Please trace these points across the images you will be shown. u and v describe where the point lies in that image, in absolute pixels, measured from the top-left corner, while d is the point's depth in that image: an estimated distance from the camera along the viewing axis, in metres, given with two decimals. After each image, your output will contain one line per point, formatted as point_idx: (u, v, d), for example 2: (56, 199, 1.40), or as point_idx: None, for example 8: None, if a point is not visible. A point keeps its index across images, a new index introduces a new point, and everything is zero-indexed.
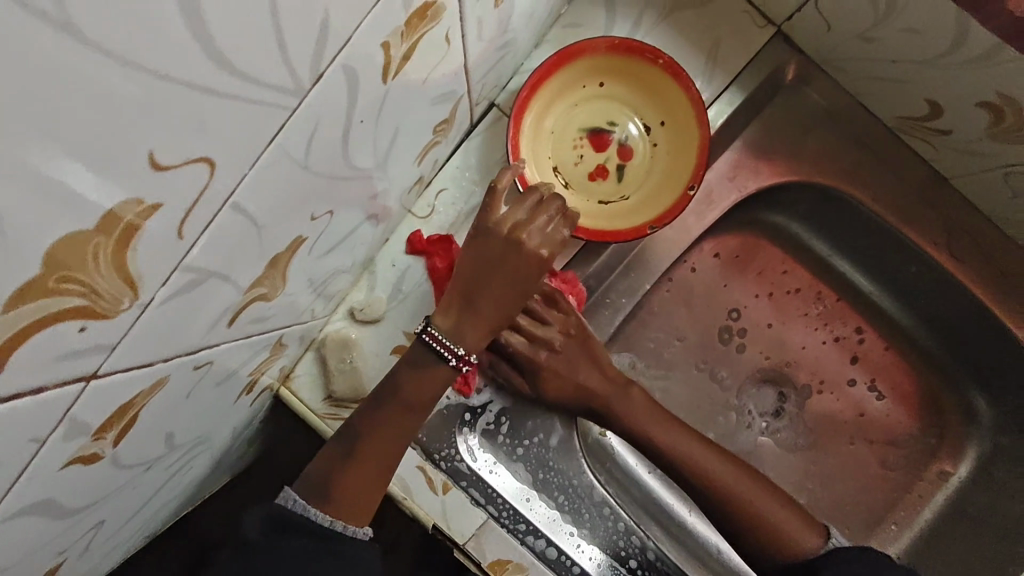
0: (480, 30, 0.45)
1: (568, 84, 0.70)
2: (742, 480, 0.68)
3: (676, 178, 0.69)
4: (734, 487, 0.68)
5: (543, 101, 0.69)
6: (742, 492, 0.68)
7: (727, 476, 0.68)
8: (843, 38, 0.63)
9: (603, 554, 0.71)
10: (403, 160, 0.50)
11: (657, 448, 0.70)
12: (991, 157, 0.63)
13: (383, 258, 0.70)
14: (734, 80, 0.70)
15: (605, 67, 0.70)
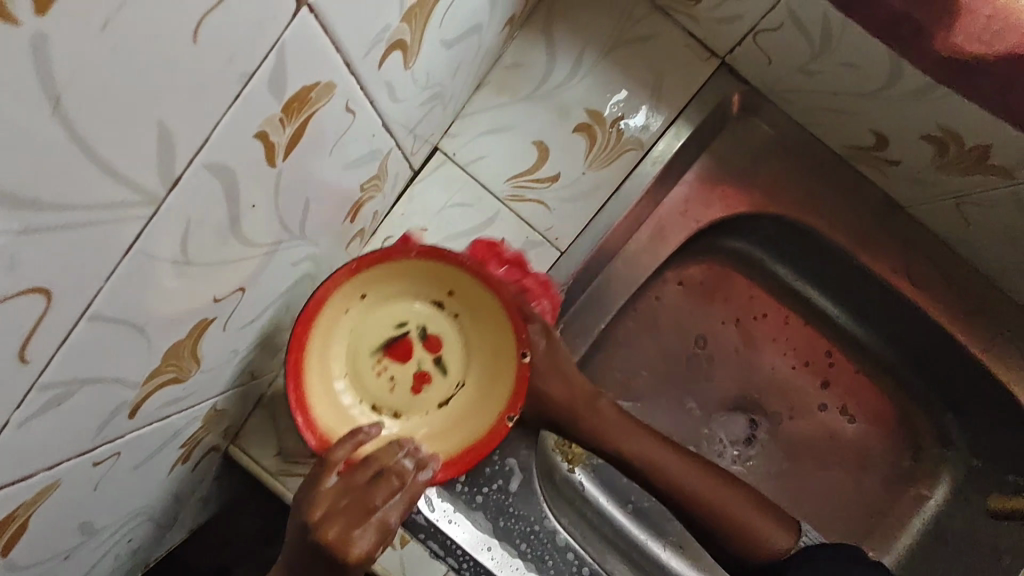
0: (393, 91, 0.44)
1: (334, 330, 0.61)
2: (717, 488, 0.70)
3: (503, 366, 0.63)
4: (708, 495, 0.70)
5: (319, 346, 0.60)
6: (712, 497, 0.70)
7: (705, 485, 0.70)
8: (784, 71, 0.62)
9: None
10: (326, 222, 0.48)
11: (637, 460, 0.70)
12: (939, 187, 0.61)
13: None
14: (681, 113, 0.69)
15: (365, 279, 0.61)
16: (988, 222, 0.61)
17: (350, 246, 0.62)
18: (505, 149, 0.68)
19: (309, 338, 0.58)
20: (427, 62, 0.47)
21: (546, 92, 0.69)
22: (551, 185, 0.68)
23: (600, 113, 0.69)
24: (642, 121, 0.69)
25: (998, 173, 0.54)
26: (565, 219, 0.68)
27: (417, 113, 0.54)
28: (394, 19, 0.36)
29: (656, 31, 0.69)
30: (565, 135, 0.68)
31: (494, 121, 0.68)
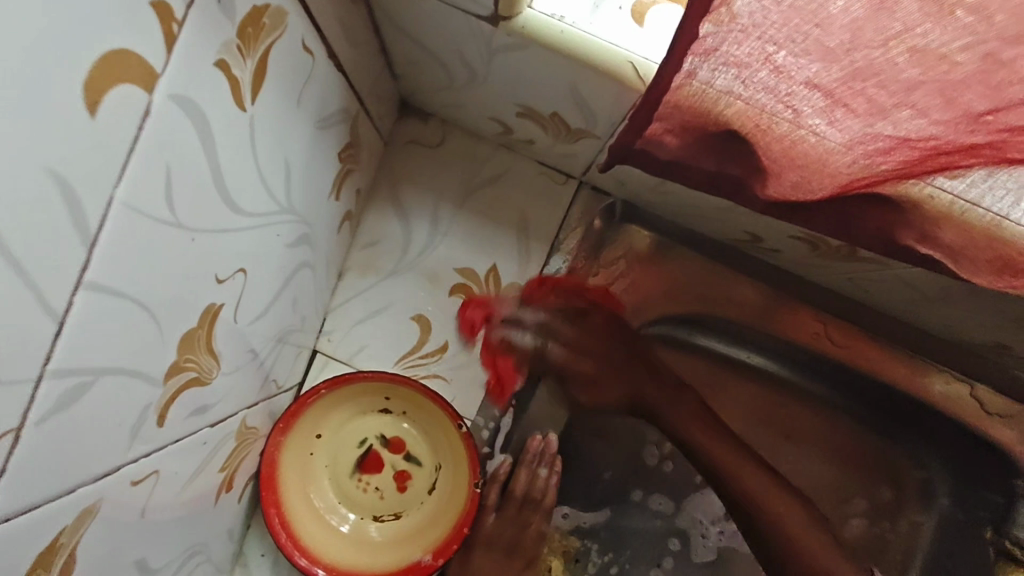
0: (207, 403, 0.40)
1: (307, 480, 0.62)
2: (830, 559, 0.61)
3: (453, 437, 0.63)
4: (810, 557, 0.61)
5: (299, 501, 0.61)
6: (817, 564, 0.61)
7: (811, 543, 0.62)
8: (637, 190, 0.60)
9: None
10: (184, 533, 0.44)
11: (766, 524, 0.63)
12: (824, 268, 0.59)
13: (253, 546, 0.63)
14: (556, 242, 0.67)
15: (307, 425, 0.62)
16: (883, 291, 0.59)
17: (243, 494, 0.58)
18: (385, 333, 0.65)
19: (286, 505, 0.60)
20: (242, 345, 0.43)
21: (411, 262, 0.66)
22: (441, 356, 0.65)
23: (473, 269, 0.66)
24: (517, 263, 0.66)
25: (872, 263, 0.52)
26: (466, 385, 0.65)
27: (263, 368, 0.50)
28: (158, 390, 0.32)
29: (503, 169, 0.66)
30: (442, 301, 0.65)
31: (368, 306, 0.65)
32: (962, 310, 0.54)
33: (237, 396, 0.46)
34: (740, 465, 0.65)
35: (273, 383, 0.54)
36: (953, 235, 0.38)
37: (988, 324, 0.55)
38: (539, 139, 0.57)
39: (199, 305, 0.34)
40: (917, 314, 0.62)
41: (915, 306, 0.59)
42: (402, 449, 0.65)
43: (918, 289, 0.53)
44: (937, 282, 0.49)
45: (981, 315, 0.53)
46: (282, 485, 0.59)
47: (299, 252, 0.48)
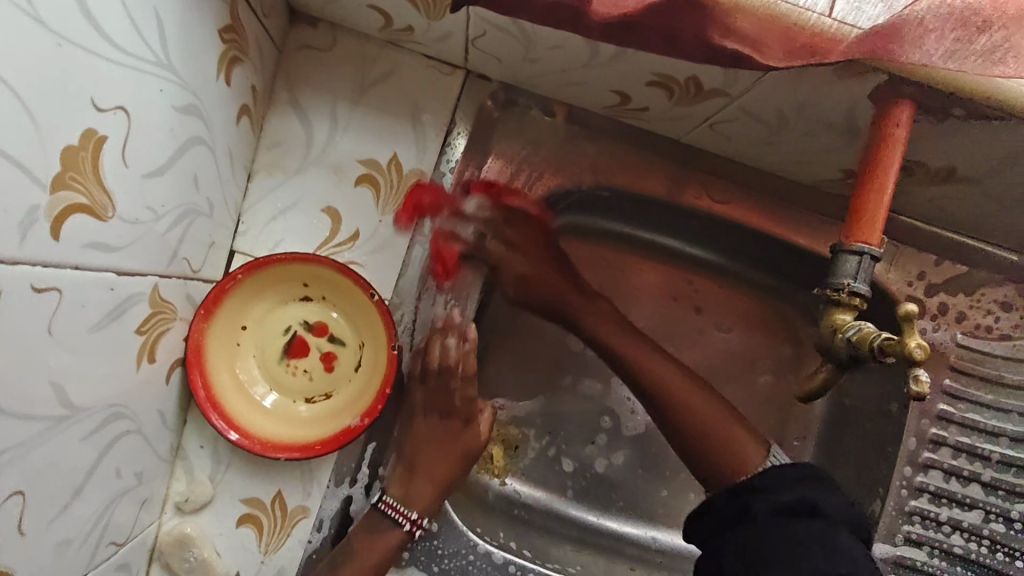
0: (108, 244, 0.44)
1: (236, 367, 0.66)
2: (716, 409, 0.68)
3: (370, 312, 0.67)
4: (717, 434, 0.66)
5: (231, 384, 0.65)
6: (705, 419, 0.67)
7: (712, 412, 0.68)
8: (512, 65, 0.65)
9: None
10: (105, 380, 0.49)
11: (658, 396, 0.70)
12: (686, 117, 0.66)
13: (190, 440, 0.67)
14: (451, 128, 0.72)
15: (230, 314, 0.65)
16: (738, 132, 0.66)
17: (172, 378, 0.61)
18: (298, 227, 0.69)
19: (217, 387, 0.64)
20: (138, 197, 0.47)
21: (316, 157, 0.69)
22: (353, 244, 0.69)
23: (376, 160, 0.70)
24: (416, 150, 0.71)
25: (717, 94, 0.58)
26: (380, 268, 0.70)
27: (169, 238, 0.54)
28: (43, 195, 0.37)
29: (394, 64, 0.70)
30: (349, 191, 0.70)
31: (278, 204, 0.69)
32: (804, 133, 0.61)
33: (143, 254, 0.49)
34: (690, 398, 0.69)
35: (186, 263, 0.58)
36: (747, 22, 0.44)
37: (829, 146, 0.63)
38: (413, 20, 0.62)
39: (77, 125, 0.38)
40: (778, 155, 0.69)
41: (772, 144, 0.66)
42: (325, 332, 0.69)
43: (764, 118, 0.60)
44: (772, 100, 0.56)
45: (817, 133, 0.60)
46: (210, 369, 0.63)
47: (189, 123, 0.52)
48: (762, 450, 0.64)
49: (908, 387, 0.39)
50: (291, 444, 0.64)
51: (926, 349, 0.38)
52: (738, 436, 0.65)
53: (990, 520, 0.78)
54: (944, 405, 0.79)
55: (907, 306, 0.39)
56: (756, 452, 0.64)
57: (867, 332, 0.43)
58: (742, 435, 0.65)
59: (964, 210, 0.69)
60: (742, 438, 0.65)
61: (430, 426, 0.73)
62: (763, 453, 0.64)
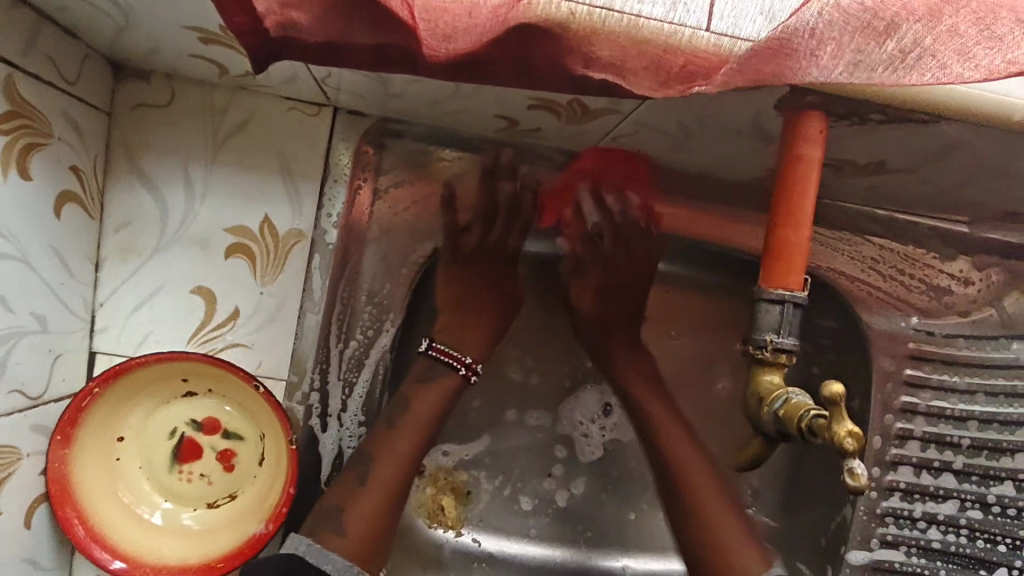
0: None
1: (118, 486, 0.58)
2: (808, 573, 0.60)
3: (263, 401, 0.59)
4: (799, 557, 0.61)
5: (114, 507, 0.57)
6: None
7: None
8: (378, 100, 0.56)
9: None
10: None
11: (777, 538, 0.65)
12: (585, 134, 0.57)
13: (82, 571, 0.59)
14: (328, 175, 0.62)
15: (99, 430, 0.57)
16: (645, 143, 0.58)
17: (34, 519, 0.53)
18: (167, 314, 0.60)
19: (94, 516, 0.56)
20: None
21: (176, 232, 0.60)
22: (235, 323, 0.61)
23: (246, 225, 0.61)
24: (291, 207, 0.62)
25: (610, 113, 0.50)
26: (270, 345, 0.62)
27: None
28: None
29: (251, 111, 0.61)
30: (221, 265, 0.61)
31: (140, 290, 0.60)
32: (717, 141, 0.53)
33: None
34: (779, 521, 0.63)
35: (17, 393, 0.49)
36: (609, 49, 0.36)
37: (747, 150, 0.55)
38: (248, 66, 0.52)
39: None
40: (699, 159, 0.61)
41: (684, 152, 0.59)
42: (219, 428, 0.61)
43: (668, 131, 0.53)
44: (671, 115, 0.48)
45: (731, 140, 0.53)
46: (82, 497, 0.55)
47: None
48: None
49: (845, 480, 0.33)
50: (191, 565, 0.57)
51: (861, 435, 0.32)
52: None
53: (966, 508, 0.72)
54: (907, 397, 0.73)
55: (834, 383, 0.33)
56: None
57: (796, 405, 0.37)
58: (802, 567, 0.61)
59: (905, 194, 0.63)
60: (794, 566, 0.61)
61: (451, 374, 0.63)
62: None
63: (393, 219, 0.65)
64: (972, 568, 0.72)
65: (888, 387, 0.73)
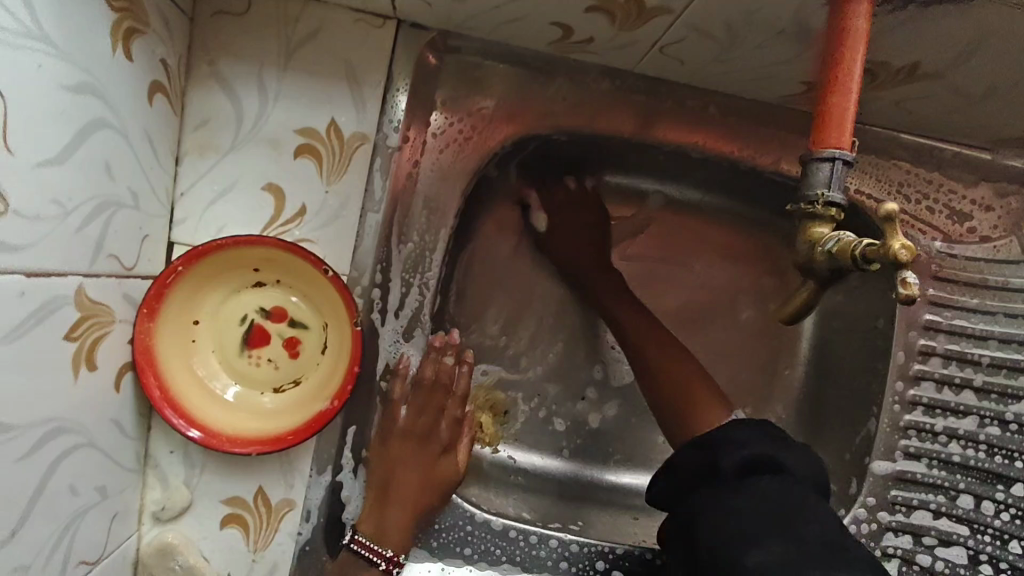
0: (5, 242, 0.40)
1: (195, 365, 0.63)
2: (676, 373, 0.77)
3: (329, 290, 0.63)
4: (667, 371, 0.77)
5: (190, 382, 0.62)
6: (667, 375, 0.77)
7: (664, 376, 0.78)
8: (443, 7, 0.60)
9: None
10: (41, 393, 0.45)
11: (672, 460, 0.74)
12: (634, 44, 0.61)
13: (158, 446, 0.64)
14: (389, 85, 0.66)
15: (179, 310, 0.61)
16: (690, 53, 0.62)
17: (123, 384, 0.57)
18: (240, 208, 0.64)
19: (174, 388, 0.60)
20: (36, 189, 0.42)
21: (249, 132, 0.64)
22: (302, 220, 0.65)
23: (313, 129, 0.65)
24: (355, 113, 0.66)
25: (665, 12, 0.54)
26: (334, 241, 0.66)
27: (88, 234, 0.49)
28: None
29: (320, 21, 0.65)
30: (290, 165, 0.65)
31: (215, 186, 0.64)
32: (759, 45, 0.57)
33: (58, 252, 0.45)
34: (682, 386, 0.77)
35: (115, 260, 0.54)
36: None
37: (786, 58, 0.59)
38: None
39: None
40: (739, 75, 0.65)
41: (726, 63, 0.62)
42: (285, 317, 0.65)
43: (716, 35, 0.57)
44: (721, 10, 0.52)
45: (776, 43, 0.57)
46: (164, 368, 0.60)
47: (86, 104, 0.47)
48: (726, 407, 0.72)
49: (897, 292, 0.37)
50: (264, 436, 0.61)
51: (912, 248, 0.36)
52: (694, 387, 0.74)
53: (986, 424, 0.76)
54: (930, 315, 0.77)
55: (888, 204, 0.37)
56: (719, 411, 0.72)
57: (846, 241, 0.41)
58: (708, 400, 0.73)
59: (932, 112, 0.66)
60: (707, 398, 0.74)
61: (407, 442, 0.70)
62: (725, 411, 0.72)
63: (450, 132, 0.70)
64: (990, 481, 0.76)
65: (912, 306, 0.77)
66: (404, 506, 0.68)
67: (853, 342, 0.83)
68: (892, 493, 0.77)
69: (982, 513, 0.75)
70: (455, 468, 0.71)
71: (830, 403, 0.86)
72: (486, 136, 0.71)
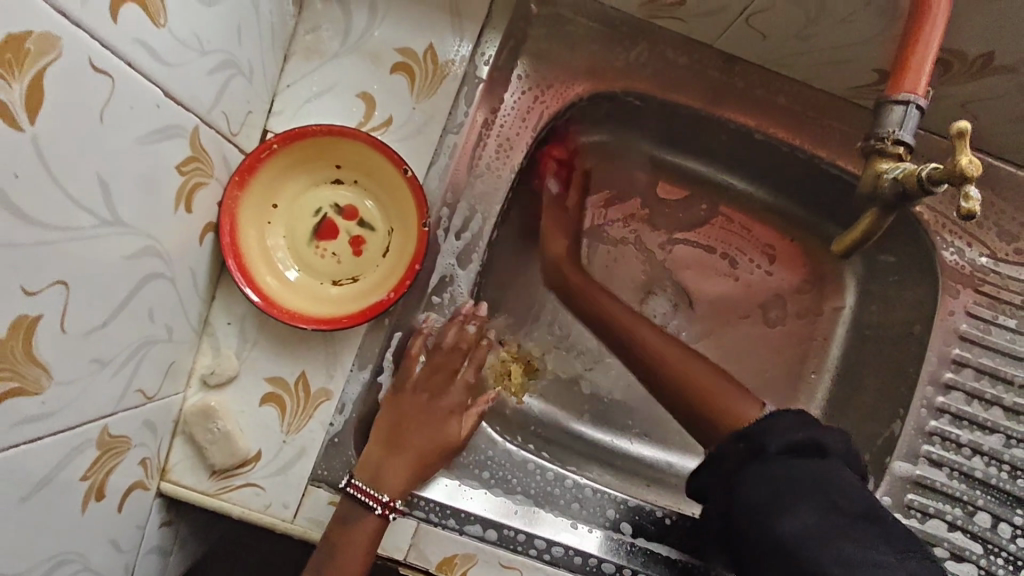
0: (158, 55, 0.45)
1: (267, 245, 0.66)
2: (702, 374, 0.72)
3: (403, 193, 0.67)
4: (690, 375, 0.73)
5: (260, 257, 0.65)
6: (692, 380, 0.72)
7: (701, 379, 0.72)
8: None
9: (596, 531, 0.72)
10: (149, 207, 0.49)
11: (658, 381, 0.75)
12: (723, 10, 0.66)
13: (218, 315, 0.67)
14: (487, 23, 0.71)
15: (264, 189, 0.65)
16: (776, 24, 0.66)
17: (205, 241, 0.61)
18: (332, 109, 0.69)
19: (246, 256, 0.64)
20: (187, 18, 0.47)
21: (353, 44, 0.70)
22: (387, 130, 0.70)
23: (412, 49, 0.70)
24: (453, 42, 0.71)
25: None
26: (412, 156, 0.70)
27: (211, 83, 0.54)
28: None
29: None
30: (385, 78, 0.70)
31: (313, 87, 0.69)
32: (843, 20, 0.62)
33: (190, 86, 0.50)
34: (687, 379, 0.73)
35: (223, 119, 0.58)
36: None
37: (865, 37, 0.63)
38: None
39: None
40: (815, 57, 0.70)
41: (807, 40, 0.67)
42: (355, 217, 0.69)
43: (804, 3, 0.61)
44: None
45: (859, 18, 0.61)
46: (241, 237, 0.63)
47: None
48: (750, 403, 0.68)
49: (958, 207, 0.40)
50: (319, 317, 0.64)
51: (978, 165, 0.39)
52: (726, 401, 0.68)
53: (1011, 444, 0.77)
54: (968, 326, 0.78)
55: (960, 124, 0.39)
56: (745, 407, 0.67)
57: (912, 169, 0.44)
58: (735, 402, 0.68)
59: (997, 120, 0.69)
60: (730, 397, 0.69)
61: (421, 391, 0.72)
62: (753, 405, 0.67)
63: (533, 80, 0.75)
64: (1010, 504, 0.76)
65: (951, 316, 0.78)
66: (417, 445, 0.68)
67: (887, 351, 0.84)
68: (910, 497, 0.77)
69: (998, 534, 0.75)
70: (460, 432, 0.71)
71: (856, 409, 0.86)
72: (565, 88, 0.75)
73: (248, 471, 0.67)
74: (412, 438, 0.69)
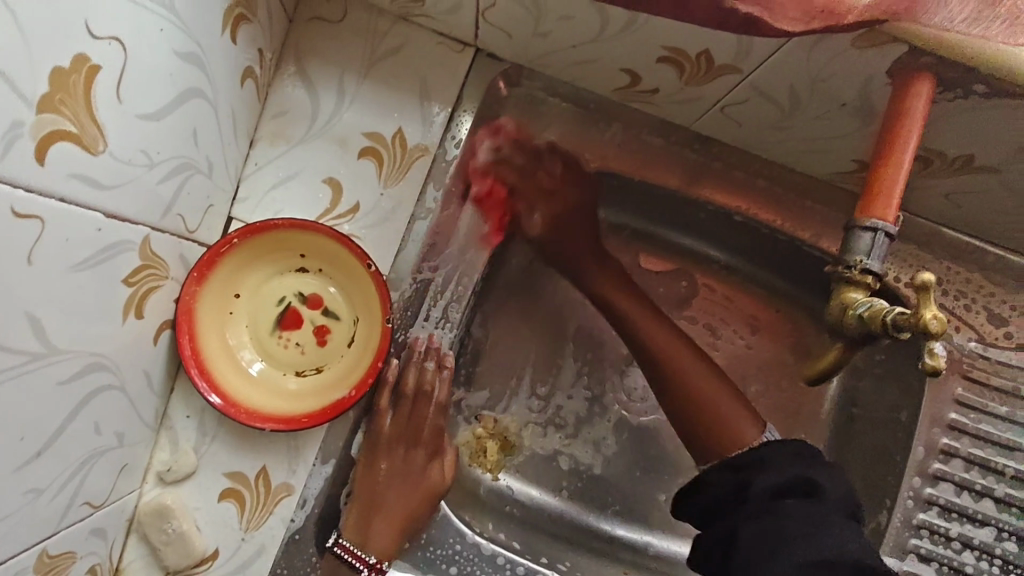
0: (98, 182, 0.44)
1: (228, 335, 0.65)
2: (712, 382, 0.71)
3: (367, 286, 0.65)
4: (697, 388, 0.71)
5: (219, 347, 0.64)
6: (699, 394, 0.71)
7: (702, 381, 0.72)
8: (524, 40, 0.65)
9: None
10: (91, 327, 0.47)
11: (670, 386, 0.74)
12: (697, 100, 0.65)
13: (176, 409, 0.65)
14: (458, 106, 0.70)
15: (225, 279, 0.64)
16: (752, 116, 0.64)
17: (159, 339, 0.59)
18: (298, 196, 0.68)
19: (204, 349, 0.62)
20: (131, 139, 0.46)
21: (320, 129, 0.68)
22: (354, 216, 0.68)
23: (381, 133, 0.69)
24: (422, 125, 0.69)
25: (730, 72, 0.57)
26: (379, 243, 0.69)
27: (164, 190, 0.53)
28: (29, 113, 0.37)
29: (404, 39, 0.69)
30: (353, 163, 0.68)
31: (278, 172, 0.68)
32: (818, 116, 0.60)
33: (138, 199, 0.49)
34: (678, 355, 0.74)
35: (178, 220, 0.57)
36: None
37: (841, 133, 0.61)
38: None
39: (68, 46, 0.39)
40: (794, 145, 0.68)
41: (783, 131, 0.65)
42: (320, 305, 0.67)
43: (778, 100, 0.59)
44: (791, 75, 0.55)
45: (832, 116, 0.59)
46: (199, 330, 0.62)
47: (190, 74, 0.51)
48: (757, 425, 0.66)
49: (922, 362, 0.42)
50: (277, 415, 0.62)
51: (942, 322, 0.40)
52: (737, 418, 0.67)
53: (1003, 538, 0.74)
54: (955, 414, 0.76)
55: (924, 277, 0.41)
56: (752, 431, 0.65)
57: (878, 310, 0.47)
58: (738, 415, 0.67)
59: (981, 211, 0.67)
60: (740, 416, 0.67)
61: (399, 446, 0.73)
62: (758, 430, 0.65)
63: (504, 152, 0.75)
64: None
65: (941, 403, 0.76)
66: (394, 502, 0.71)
67: (876, 433, 0.81)
68: None
69: None
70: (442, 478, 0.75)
71: None
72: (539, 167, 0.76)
73: (204, 570, 0.65)
74: (393, 490, 0.71)
